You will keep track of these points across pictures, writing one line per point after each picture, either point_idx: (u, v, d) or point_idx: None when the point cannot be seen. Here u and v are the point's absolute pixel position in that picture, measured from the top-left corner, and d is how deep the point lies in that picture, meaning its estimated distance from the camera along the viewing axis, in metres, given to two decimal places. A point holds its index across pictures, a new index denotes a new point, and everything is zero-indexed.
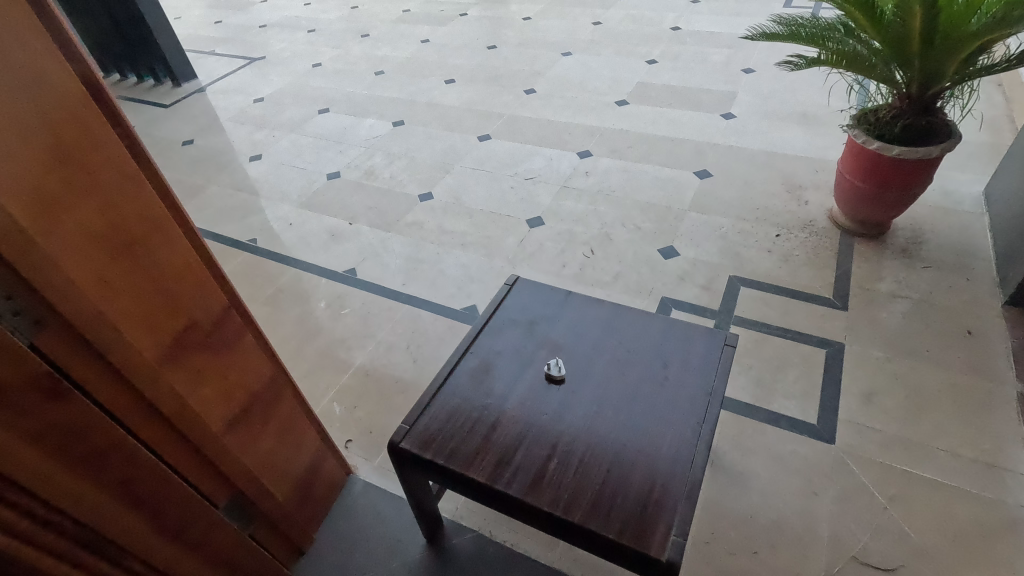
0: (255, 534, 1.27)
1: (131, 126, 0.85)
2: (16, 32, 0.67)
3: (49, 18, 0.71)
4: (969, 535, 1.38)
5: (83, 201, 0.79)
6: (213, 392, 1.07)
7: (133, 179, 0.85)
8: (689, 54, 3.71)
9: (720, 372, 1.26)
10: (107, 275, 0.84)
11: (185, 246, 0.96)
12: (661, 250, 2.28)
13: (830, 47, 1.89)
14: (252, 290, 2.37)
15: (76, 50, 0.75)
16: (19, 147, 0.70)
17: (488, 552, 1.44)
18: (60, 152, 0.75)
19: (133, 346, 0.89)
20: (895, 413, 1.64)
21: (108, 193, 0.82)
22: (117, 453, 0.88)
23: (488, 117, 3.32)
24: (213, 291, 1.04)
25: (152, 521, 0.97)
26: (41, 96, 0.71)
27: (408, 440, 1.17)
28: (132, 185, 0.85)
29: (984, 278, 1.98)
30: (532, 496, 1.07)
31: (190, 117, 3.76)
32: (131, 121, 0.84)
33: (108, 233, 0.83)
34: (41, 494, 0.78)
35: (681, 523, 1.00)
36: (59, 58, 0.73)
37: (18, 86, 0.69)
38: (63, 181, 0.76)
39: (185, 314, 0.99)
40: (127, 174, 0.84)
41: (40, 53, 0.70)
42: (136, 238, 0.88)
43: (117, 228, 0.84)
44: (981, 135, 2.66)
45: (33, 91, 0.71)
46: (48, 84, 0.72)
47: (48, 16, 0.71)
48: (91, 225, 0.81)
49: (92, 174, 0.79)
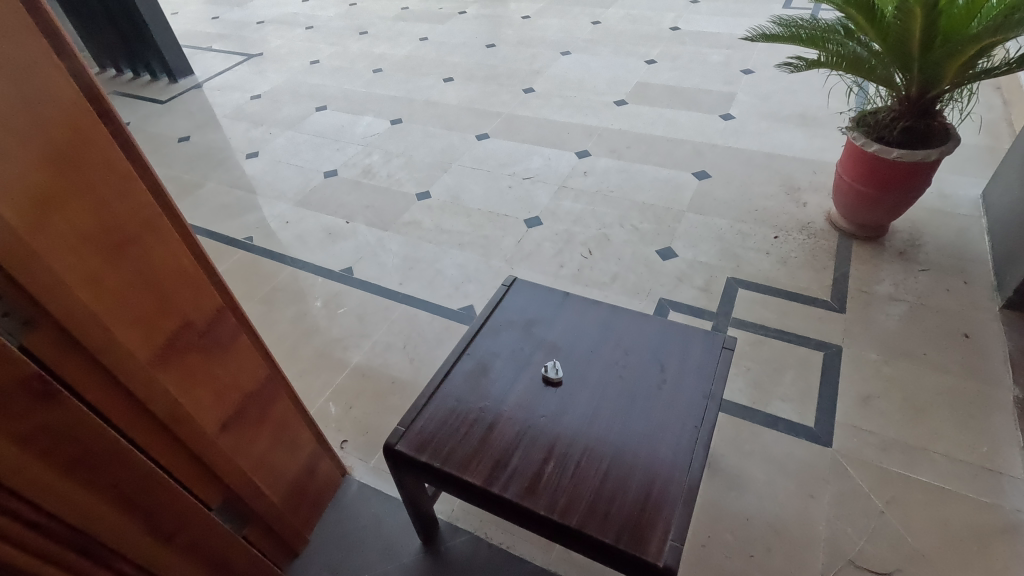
0: (249, 535, 1.27)
1: (124, 125, 0.84)
2: (7, 29, 0.66)
3: (40, 14, 0.70)
4: (966, 539, 1.38)
5: (75, 200, 0.78)
6: (206, 393, 1.06)
7: (126, 179, 0.84)
8: (688, 54, 3.70)
9: (718, 375, 1.26)
10: (99, 275, 0.83)
11: (179, 245, 0.95)
12: (659, 251, 2.28)
13: (830, 50, 1.89)
14: (247, 288, 2.35)
15: (68, 47, 0.74)
16: (9, 144, 0.69)
17: (484, 554, 1.43)
18: (52, 151, 0.74)
19: (126, 346, 0.88)
20: (892, 416, 1.64)
21: (101, 191, 0.81)
22: (110, 454, 0.87)
23: (486, 116, 3.31)
24: (208, 291, 1.03)
25: (145, 524, 0.96)
26: (32, 94, 0.70)
27: (403, 442, 1.16)
28: (125, 183, 0.84)
29: (981, 281, 1.98)
30: (529, 499, 1.06)
31: (187, 113, 3.74)
32: (124, 120, 0.83)
33: (100, 232, 0.82)
34: (31, 497, 0.77)
35: (678, 527, 1.00)
36: (50, 55, 0.72)
37: (9, 84, 0.68)
38: (54, 180, 0.75)
39: (179, 314, 0.98)
40: (120, 173, 0.83)
41: (32, 50, 0.69)
42: (129, 237, 0.86)
43: (109, 228, 0.83)
44: (980, 138, 2.66)
45: (24, 89, 0.69)
46: (40, 82, 0.71)
47: (39, 12, 0.70)
48: (83, 223, 0.80)
49: (84, 172, 0.78)
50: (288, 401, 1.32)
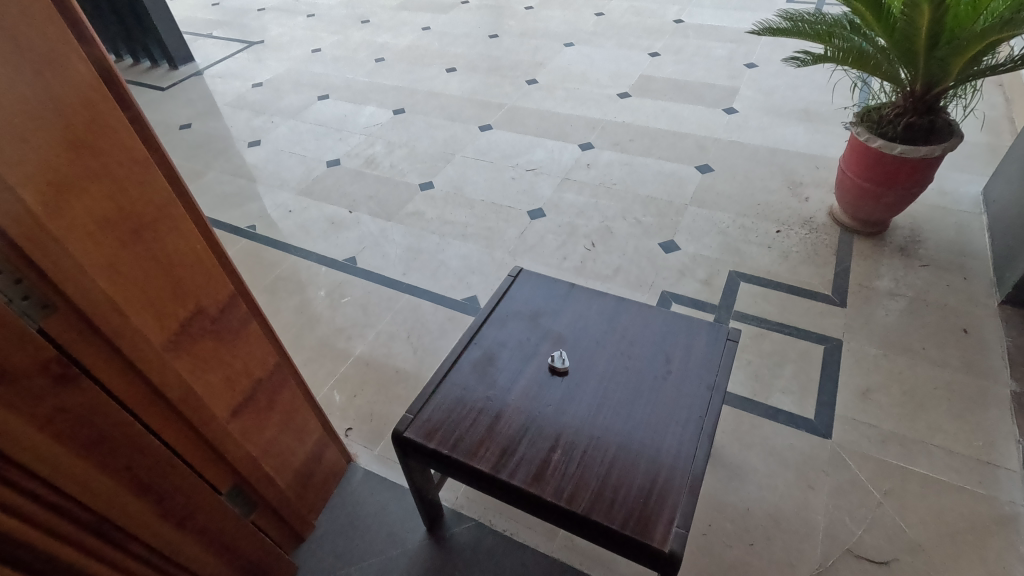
0: (257, 520, 1.28)
1: (141, 111, 0.84)
2: (30, 15, 0.66)
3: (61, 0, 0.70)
4: (962, 530, 1.40)
5: (92, 184, 0.78)
6: (217, 380, 1.07)
7: (143, 166, 0.85)
8: (692, 47, 3.69)
9: (723, 367, 1.27)
10: (115, 260, 0.84)
11: (193, 232, 0.96)
12: (661, 244, 2.29)
13: (836, 44, 1.89)
14: (251, 277, 2.36)
15: (88, 33, 0.75)
16: (30, 129, 0.69)
17: (488, 541, 1.45)
18: (71, 136, 0.74)
19: (141, 331, 0.89)
20: (891, 409, 1.66)
21: (119, 178, 0.82)
22: (124, 438, 0.88)
23: (489, 107, 3.31)
24: (220, 278, 1.03)
25: (158, 506, 0.97)
26: (53, 80, 0.71)
27: (411, 429, 1.17)
28: (142, 169, 0.85)
29: (980, 277, 2.00)
30: (536, 487, 1.07)
31: (188, 101, 3.73)
32: (141, 106, 0.84)
33: (117, 218, 0.82)
34: (48, 478, 0.79)
35: (682, 515, 1.01)
36: (73, 42, 0.72)
37: (32, 71, 0.68)
38: (73, 165, 0.75)
39: (192, 300, 0.99)
40: (137, 160, 0.84)
41: (55, 37, 0.69)
42: (145, 223, 0.87)
43: (127, 214, 0.84)
44: (982, 135, 2.67)
45: (45, 76, 0.70)
46: (62, 68, 0.71)
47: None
48: (102, 209, 0.80)
49: (102, 158, 0.79)
50: (296, 389, 1.33)
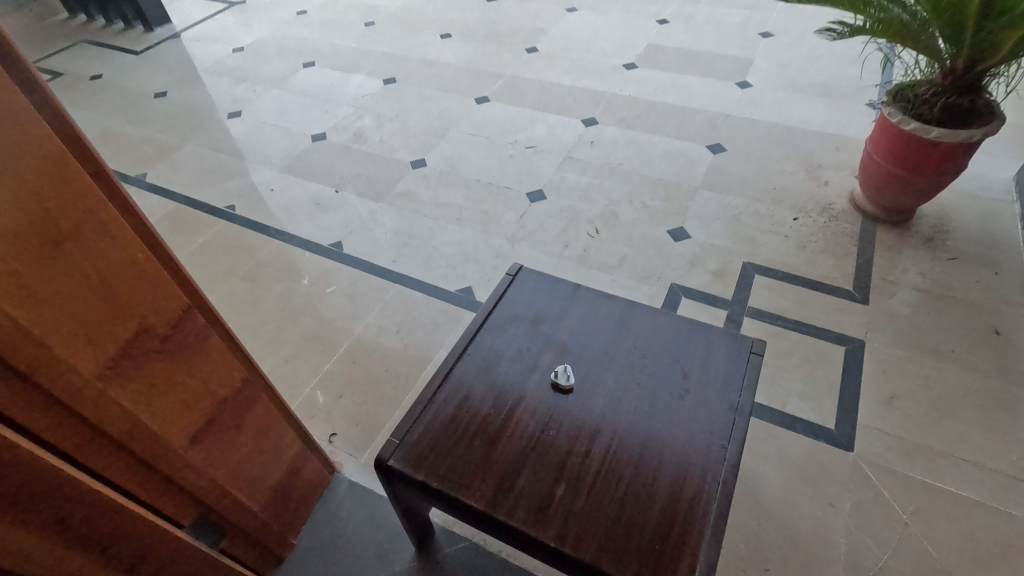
0: (226, 549, 1.16)
1: (52, 94, 0.67)
2: None
3: None
4: (994, 555, 1.30)
5: None
6: (172, 404, 0.93)
7: (59, 163, 0.68)
8: (703, 15, 3.46)
9: (747, 387, 1.13)
10: (28, 280, 0.68)
11: (133, 239, 0.80)
12: (670, 232, 2.13)
13: (874, 13, 1.68)
14: (229, 263, 2.19)
15: None
16: None
17: (483, 563, 1.34)
18: None
19: (67, 362, 0.74)
20: (917, 419, 1.54)
21: (26, 180, 0.65)
22: (53, 486, 0.75)
23: (487, 78, 3.09)
24: (171, 290, 0.88)
25: (102, 555, 0.84)
26: None
27: (397, 456, 1.04)
28: (57, 168, 0.68)
29: (1013, 273, 1.87)
30: (537, 527, 0.95)
31: (164, 67, 3.48)
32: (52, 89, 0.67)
33: (26, 229, 0.67)
34: None
35: (704, 565, 0.89)
36: None
37: None
38: None
39: (135, 318, 0.84)
40: (50, 156, 0.67)
41: None
42: (66, 233, 0.71)
43: (39, 224, 0.68)
44: (1013, 116, 2.50)
45: None
46: None
47: None
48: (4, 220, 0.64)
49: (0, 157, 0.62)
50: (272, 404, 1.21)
